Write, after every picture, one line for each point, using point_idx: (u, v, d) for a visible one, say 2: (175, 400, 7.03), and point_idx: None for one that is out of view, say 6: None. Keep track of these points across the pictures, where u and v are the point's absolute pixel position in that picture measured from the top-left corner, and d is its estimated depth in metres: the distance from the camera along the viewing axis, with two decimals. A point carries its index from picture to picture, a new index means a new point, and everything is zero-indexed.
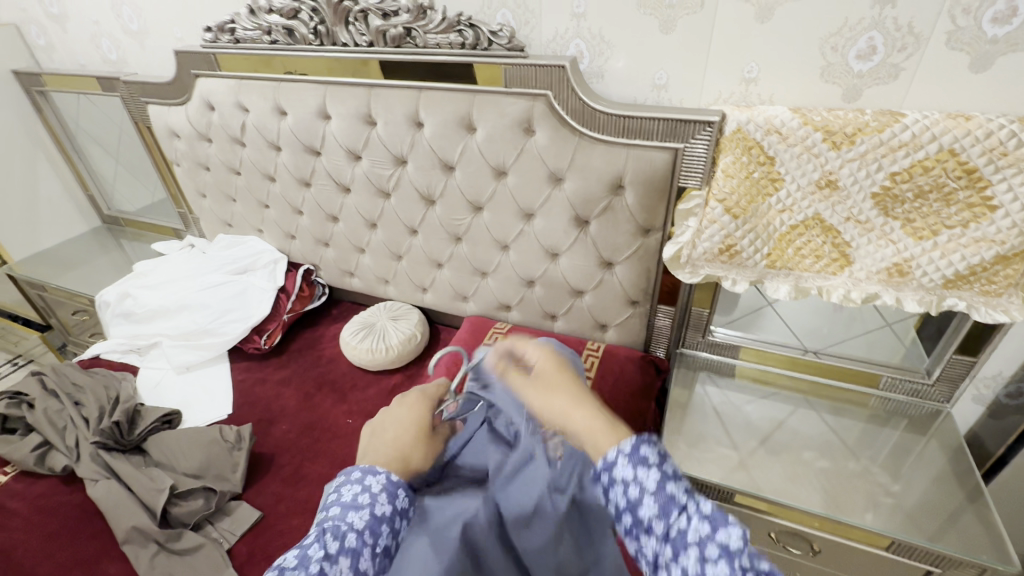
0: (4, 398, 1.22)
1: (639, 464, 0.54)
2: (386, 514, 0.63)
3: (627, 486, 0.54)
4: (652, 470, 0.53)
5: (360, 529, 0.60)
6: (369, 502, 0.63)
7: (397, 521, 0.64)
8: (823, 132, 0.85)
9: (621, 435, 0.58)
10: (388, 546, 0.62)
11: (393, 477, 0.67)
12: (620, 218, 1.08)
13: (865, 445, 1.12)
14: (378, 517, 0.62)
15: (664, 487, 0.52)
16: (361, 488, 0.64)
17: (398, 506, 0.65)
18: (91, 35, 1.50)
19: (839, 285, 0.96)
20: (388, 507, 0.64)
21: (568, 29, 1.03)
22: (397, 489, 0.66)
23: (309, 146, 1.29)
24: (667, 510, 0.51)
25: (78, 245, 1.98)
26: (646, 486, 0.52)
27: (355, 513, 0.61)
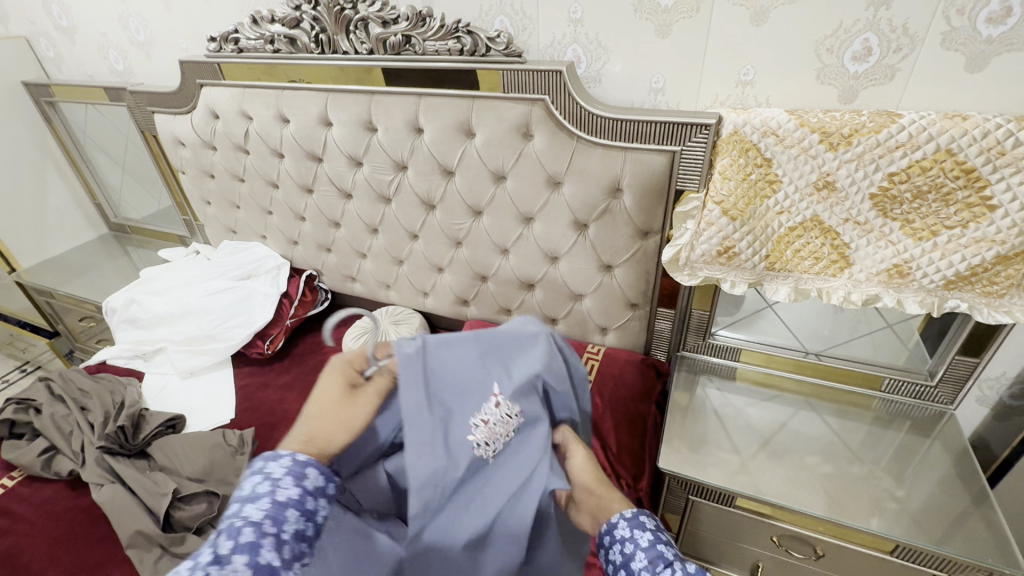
0: (12, 404, 1.23)
1: (636, 526, 0.70)
2: (290, 498, 0.53)
3: (624, 543, 0.68)
4: (645, 532, 0.69)
5: (257, 519, 0.50)
6: (269, 488, 0.53)
7: (309, 502, 0.55)
8: (819, 133, 0.86)
9: (624, 508, 0.74)
10: (303, 528, 0.53)
11: (298, 456, 0.57)
12: (618, 221, 1.09)
13: (869, 447, 1.10)
14: (282, 503, 0.53)
15: (655, 546, 0.67)
16: (260, 475, 0.54)
17: (306, 487, 0.55)
18: (99, 46, 1.53)
19: (839, 287, 0.96)
20: (295, 490, 0.54)
21: (565, 34, 1.04)
22: (306, 467, 0.56)
23: (311, 153, 1.31)
24: (654, 564, 0.65)
25: (85, 252, 2.00)
26: (639, 543, 0.67)
27: (252, 506, 0.51)
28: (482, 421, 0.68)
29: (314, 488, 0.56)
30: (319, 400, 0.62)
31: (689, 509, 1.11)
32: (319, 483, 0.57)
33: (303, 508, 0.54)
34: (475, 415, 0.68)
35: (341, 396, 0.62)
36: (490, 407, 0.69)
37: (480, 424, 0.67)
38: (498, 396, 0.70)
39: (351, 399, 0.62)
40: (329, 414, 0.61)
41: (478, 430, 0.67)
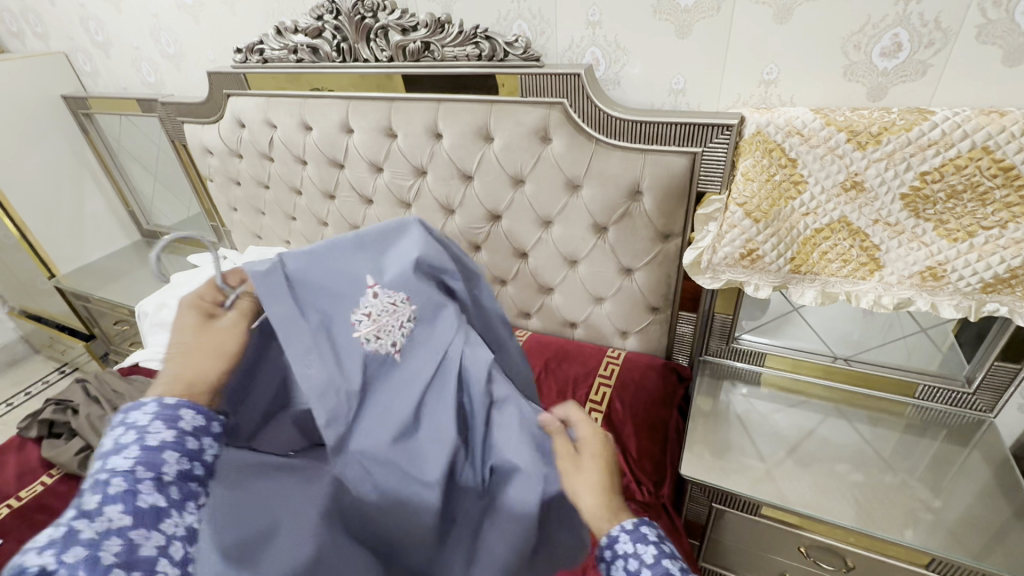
0: (52, 405, 1.30)
1: (638, 540, 0.59)
2: (165, 441, 0.50)
3: (627, 561, 0.58)
4: (650, 547, 0.59)
5: (127, 469, 0.47)
6: (135, 437, 0.49)
7: (189, 442, 0.52)
8: (847, 132, 0.83)
9: (624, 516, 0.63)
10: (188, 468, 0.51)
11: (167, 401, 0.53)
12: (638, 224, 1.08)
13: (901, 456, 1.06)
14: (154, 447, 0.49)
15: (660, 563, 0.57)
16: (125, 426, 0.50)
17: (181, 428, 0.52)
18: (132, 60, 1.58)
19: (869, 290, 0.92)
20: (168, 433, 0.51)
21: (584, 37, 1.03)
22: (175, 409, 0.53)
23: (333, 159, 1.33)
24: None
25: (119, 258, 2.07)
26: (644, 560, 0.57)
27: (116, 457, 0.48)
28: (363, 315, 0.71)
29: (192, 429, 0.53)
30: (177, 337, 0.60)
31: (713, 518, 1.09)
32: (197, 423, 0.54)
33: (184, 450, 0.51)
34: (355, 310, 0.71)
35: (205, 327, 0.62)
36: (370, 299, 0.72)
37: (363, 317, 0.71)
38: (374, 288, 0.74)
39: (214, 328, 0.63)
40: (187, 346, 0.60)
41: (364, 323, 0.70)
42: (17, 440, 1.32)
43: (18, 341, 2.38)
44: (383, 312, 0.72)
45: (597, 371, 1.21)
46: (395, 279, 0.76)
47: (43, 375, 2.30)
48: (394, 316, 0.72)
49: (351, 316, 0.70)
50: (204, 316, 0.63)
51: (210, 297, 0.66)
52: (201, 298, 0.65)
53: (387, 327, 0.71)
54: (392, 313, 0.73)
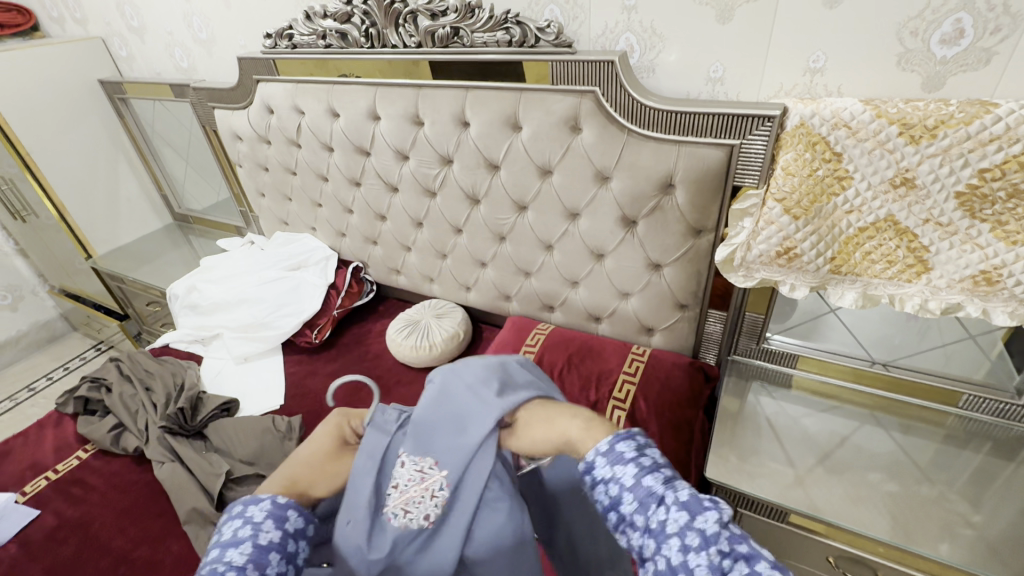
0: (86, 382, 1.34)
1: (617, 464, 0.61)
2: (272, 541, 0.60)
3: (607, 485, 0.60)
4: (628, 466, 0.60)
5: (240, 563, 0.56)
6: (251, 533, 0.60)
7: (290, 544, 0.62)
8: (899, 125, 0.78)
9: (601, 436, 0.65)
10: (285, 569, 0.60)
11: (279, 501, 0.65)
12: (670, 218, 1.04)
13: (940, 467, 1.01)
14: (265, 546, 0.59)
15: (641, 483, 0.58)
16: (243, 521, 0.62)
17: (286, 530, 0.63)
18: (165, 45, 1.60)
19: (915, 294, 0.88)
20: (276, 533, 0.61)
21: (618, 23, 0.99)
22: (285, 512, 0.64)
23: (359, 147, 1.33)
24: (645, 504, 0.57)
25: (153, 241, 2.13)
26: (624, 483, 0.59)
27: (235, 550, 0.58)
28: (399, 483, 0.71)
29: (293, 531, 0.64)
30: (312, 448, 0.76)
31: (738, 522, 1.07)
32: (297, 525, 0.65)
33: (283, 551, 0.61)
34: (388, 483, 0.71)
35: (326, 448, 0.76)
36: (398, 469, 0.72)
37: (396, 489, 0.70)
38: (405, 456, 0.73)
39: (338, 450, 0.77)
40: (315, 462, 0.74)
41: (393, 497, 0.70)
42: (55, 415, 1.37)
43: (58, 319, 2.49)
44: (413, 483, 0.70)
45: (621, 368, 1.18)
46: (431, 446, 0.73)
47: (81, 351, 2.40)
48: (422, 485, 0.70)
49: (388, 486, 0.71)
50: (338, 437, 0.78)
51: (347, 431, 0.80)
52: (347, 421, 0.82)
53: (417, 499, 0.69)
54: (421, 483, 0.70)
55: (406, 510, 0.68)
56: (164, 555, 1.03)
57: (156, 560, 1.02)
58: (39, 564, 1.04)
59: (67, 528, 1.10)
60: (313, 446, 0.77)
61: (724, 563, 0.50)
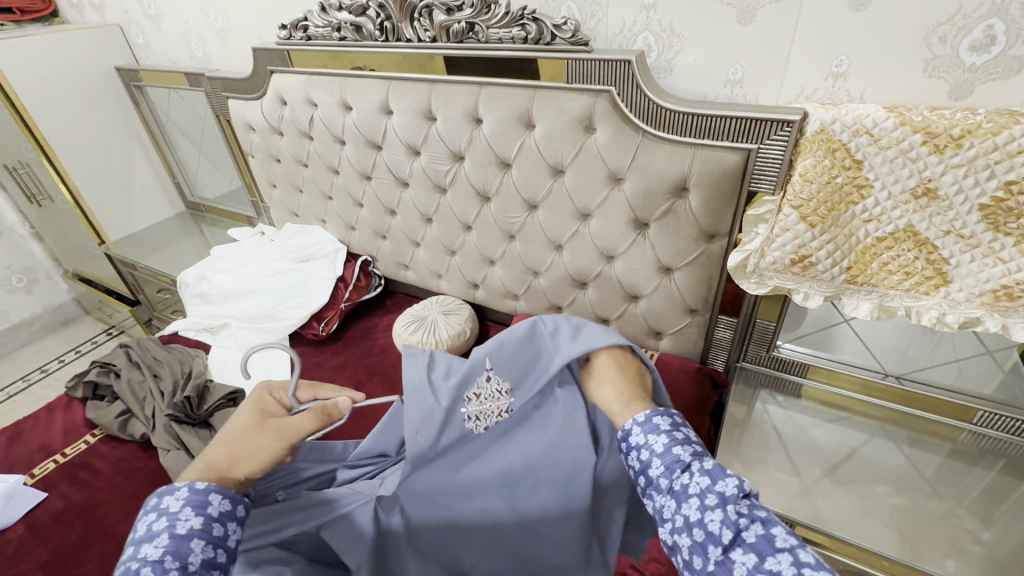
0: (97, 367, 1.36)
1: (651, 431, 0.62)
2: (192, 529, 0.54)
3: (639, 451, 0.62)
4: (660, 436, 0.61)
5: (156, 557, 0.50)
6: (167, 525, 0.53)
7: (215, 528, 0.56)
8: (923, 134, 0.76)
9: (638, 411, 0.67)
10: (212, 556, 0.53)
11: (197, 487, 0.58)
12: (682, 222, 1.02)
13: (950, 482, 0.99)
14: (182, 535, 0.53)
15: (670, 450, 0.59)
16: (157, 515, 0.54)
17: (209, 515, 0.56)
18: (182, 33, 1.61)
19: (933, 306, 0.85)
20: (197, 520, 0.55)
21: (636, 21, 0.98)
22: (206, 496, 0.57)
23: (370, 141, 1.32)
24: (671, 468, 0.58)
25: (165, 228, 2.15)
26: (655, 448, 0.60)
27: (149, 544, 0.51)
28: (474, 396, 0.76)
29: (218, 515, 0.57)
30: (228, 431, 0.67)
31: None
32: (224, 508, 0.58)
33: (209, 537, 0.54)
34: (469, 388, 0.76)
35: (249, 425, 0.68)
36: (484, 381, 0.77)
37: (474, 396, 0.76)
38: (491, 371, 0.77)
39: (258, 422, 0.68)
40: (235, 442, 0.66)
41: (472, 402, 0.76)
42: (65, 399, 1.39)
43: (71, 302, 2.52)
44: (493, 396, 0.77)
45: None
46: (511, 369, 0.78)
47: (93, 336, 2.43)
48: (498, 404, 0.77)
49: (465, 393, 0.76)
50: (260, 413, 0.70)
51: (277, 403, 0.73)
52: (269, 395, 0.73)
53: (489, 413, 0.77)
54: (496, 402, 0.77)
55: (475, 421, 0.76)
56: None
57: None
58: (46, 547, 1.05)
59: (73, 512, 1.12)
60: (231, 428, 0.68)
61: (740, 521, 0.51)
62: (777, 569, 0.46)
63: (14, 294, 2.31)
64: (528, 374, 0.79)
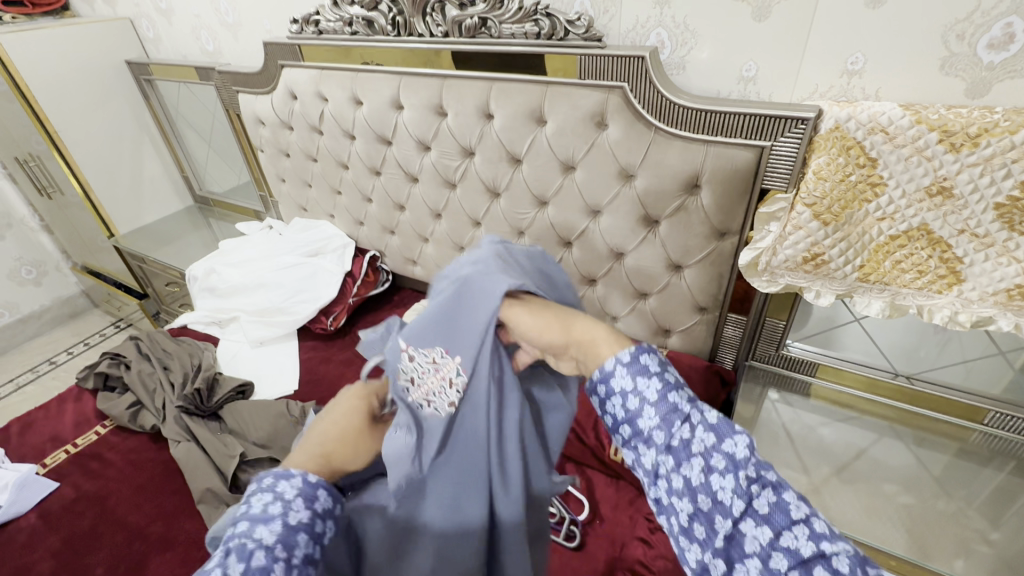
0: (107, 358, 1.37)
1: (640, 375, 0.50)
2: (301, 521, 0.47)
3: (625, 398, 0.50)
4: (652, 380, 0.49)
5: (270, 543, 0.43)
6: (281, 510, 0.46)
7: (318, 525, 0.48)
8: (939, 132, 0.76)
9: (623, 346, 0.53)
10: (312, 555, 0.46)
11: (310, 478, 0.50)
12: (693, 219, 1.02)
13: (959, 483, 0.99)
14: (295, 525, 0.46)
15: (666, 398, 0.48)
16: (272, 496, 0.47)
17: (315, 510, 0.49)
18: (193, 27, 1.61)
19: (945, 306, 0.85)
20: (305, 513, 0.47)
21: (650, 18, 0.97)
22: (319, 488, 0.50)
23: (381, 136, 1.32)
24: (668, 421, 0.48)
25: (174, 222, 2.15)
26: (646, 397, 0.49)
27: (264, 527, 0.44)
28: (417, 381, 0.60)
29: (322, 511, 0.49)
30: (333, 420, 0.57)
31: None
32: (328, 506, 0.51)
33: (315, 535, 0.47)
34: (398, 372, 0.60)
35: (354, 423, 0.57)
36: (406, 363, 0.60)
37: (410, 379, 0.60)
38: (409, 348, 0.60)
39: (371, 433, 0.58)
40: (342, 441, 0.56)
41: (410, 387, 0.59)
42: (76, 390, 1.40)
43: (79, 295, 2.54)
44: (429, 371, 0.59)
45: None
46: (445, 332, 0.60)
47: (100, 328, 2.44)
48: (438, 377, 0.59)
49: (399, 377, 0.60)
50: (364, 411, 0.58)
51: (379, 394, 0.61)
52: (375, 392, 0.61)
53: (434, 391, 0.59)
54: (435, 375, 0.59)
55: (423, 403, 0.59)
56: (178, 532, 1.05)
57: (170, 537, 1.04)
58: (58, 536, 1.06)
59: (85, 502, 1.13)
60: (333, 418, 0.57)
61: (752, 489, 0.44)
62: (796, 547, 0.40)
63: (23, 286, 2.33)
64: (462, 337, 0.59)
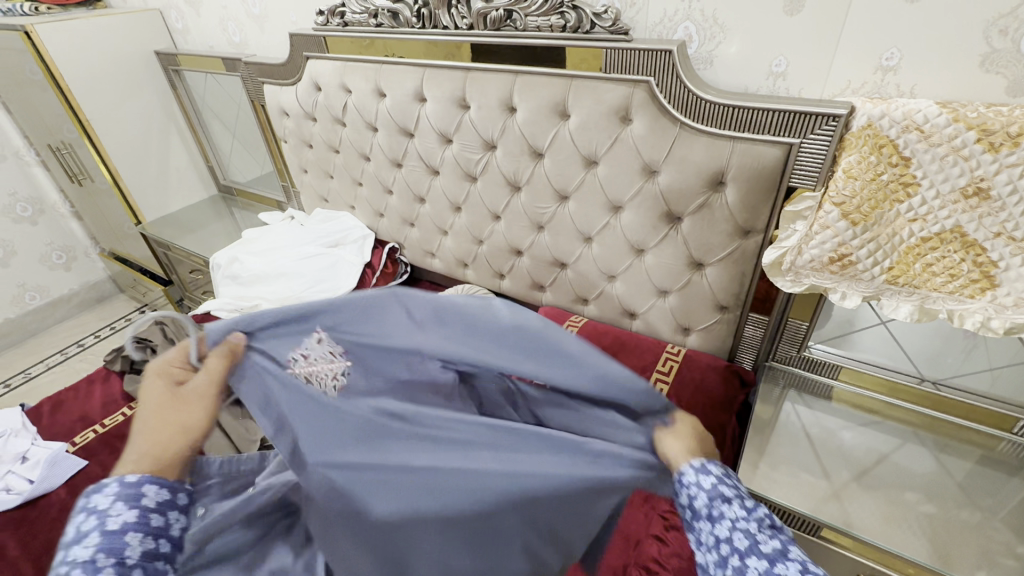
0: (134, 342, 1.41)
1: (690, 460, 0.56)
2: (126, 523, 0.45)
3: (673, 474, 0.56)
4: (701, 465, 0.55)
5: (86, 559, 0.43)
6: (96, 522, 0.45)
7: (155, 519, 0.47)
8: (978, 131, 0.73)
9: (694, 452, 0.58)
10: (154, 547, 0.46)
11: (127, 479, 0.48)
12: (717, 217, 1.01)
13: (986, 493, 0.96)
14: (112, 531, 0.45)
15: (710, 478, 0.54)
16: (88, 511, 0.46)
17: (144, 507, 0.47)
18: (220, 19, 1.64)
19: (978, 310, 0.82)
20: (129, 513, 0.46)
21: (677, 11, 0.96)
22: (141, 486, 0.48)
23: (403, 128, 1.33)
24: (709, 492, 0.53)
25: (198, 211, 2.20)
26: (692, 478, 0.54)
27: (77, 548, 0.44)
28: (301, 355, 0.58)
29: (156, 504, 0.48)
30: (135, 415, 0.53)
31: None
32: (163, 497, 0.49)
33: (146, 529, 0.46)
34: (293, 349, 0.59)
35: (158, 400, 0.53)
36: (313, 344, 0.59)
37: (298, 357, 0.58)
38: (321, 332, 0.60)
39: (168, 397, 0.53)
40: (146, 422, 0.52)
41: (298, 363, 0.58)
42: (104, 372, 1.45)
43: (106, 280, 2.60)
44: (325, 359, 0.58)
45: (654, 366, 1.14)
46: (359, 330, 0.60)
47: (126, 313, 2.50)
48: (332, 367, 0.58)
49: (287, 353, 0.59)
50: (164, 388, 0.54)
51: (180, 365, 0.57)
52: (172, 364, 0.57)
53: (320, 377, 0.57)
54: (329, 366, 0.58)
55: (319, 381, 0.57)
56: None
57: None
58: None
59: None
60: (137, 411, 0.53)
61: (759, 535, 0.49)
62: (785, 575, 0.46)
63: (54, 270, 2.41)
64: (382, 336, 0.60)
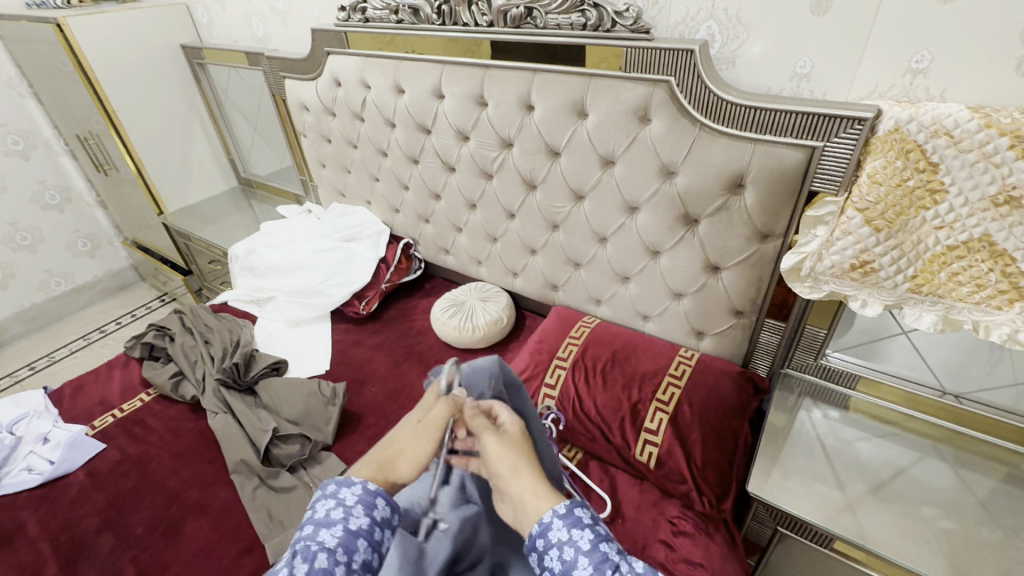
0: (153, 330, 1.44)
1: (575, 527, 0.64)
2: (360, 527, 0.64)
3: (563, 548, 0.63)
4: (584, 531, 0.64)
5: (332, 546, 0.61)
6: (343, 516, 0.64)
7: (376, 532, 0.65)
8: (1010, 137, 0.71)
9: (556, 499, 0.68)
10: (369, 558, 0.63)
11: (367, 488, 0.68)
12: (735, 220, 0.99)
13: (1007, 512, 0.94)
14: (354, 530, 0.63)
15: (596, 547, 0.63)
16: (336, 503, 0.65)
17: (372, 518, 0.66)
18: (245, 14, 1.66)
19: (1004, 322, 0.79)
20: (364, 519, 0.65)
21: (700, 10, 0.95)
22: (374, 499, 0.68)
23: (421, 124, 1.33)
24: (600, 569, 0.61)
25: (218, 203, 2.23)
26: (580, 547, 0.62)
27: (327, 531, 0.62)
28: None
29: (379, 519, 0.67)
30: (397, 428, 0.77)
31: (773, 540, 1.04)
32: (384, 514, 0.68)
33: (370, 539, 0.64)
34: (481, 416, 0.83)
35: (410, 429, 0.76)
36: None
37: None
38: None
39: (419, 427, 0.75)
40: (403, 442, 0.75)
41: None
42: (124, 357, 1.48)
43: (128, 269, 2.66)
44: None
45: (666, 369, 1.12)
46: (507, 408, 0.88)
47: (146, 301, 2.56)
48: None
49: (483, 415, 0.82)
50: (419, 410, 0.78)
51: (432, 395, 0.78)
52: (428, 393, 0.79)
53: None
54: None
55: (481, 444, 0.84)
56: (212, 499, 1.10)
57: (205, 504, 1.09)
58: (102, 494, 1.13)
59: (128, 464, 1.19)
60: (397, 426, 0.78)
61: None
62: None
63: (79, 257, 2.47)
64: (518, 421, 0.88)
